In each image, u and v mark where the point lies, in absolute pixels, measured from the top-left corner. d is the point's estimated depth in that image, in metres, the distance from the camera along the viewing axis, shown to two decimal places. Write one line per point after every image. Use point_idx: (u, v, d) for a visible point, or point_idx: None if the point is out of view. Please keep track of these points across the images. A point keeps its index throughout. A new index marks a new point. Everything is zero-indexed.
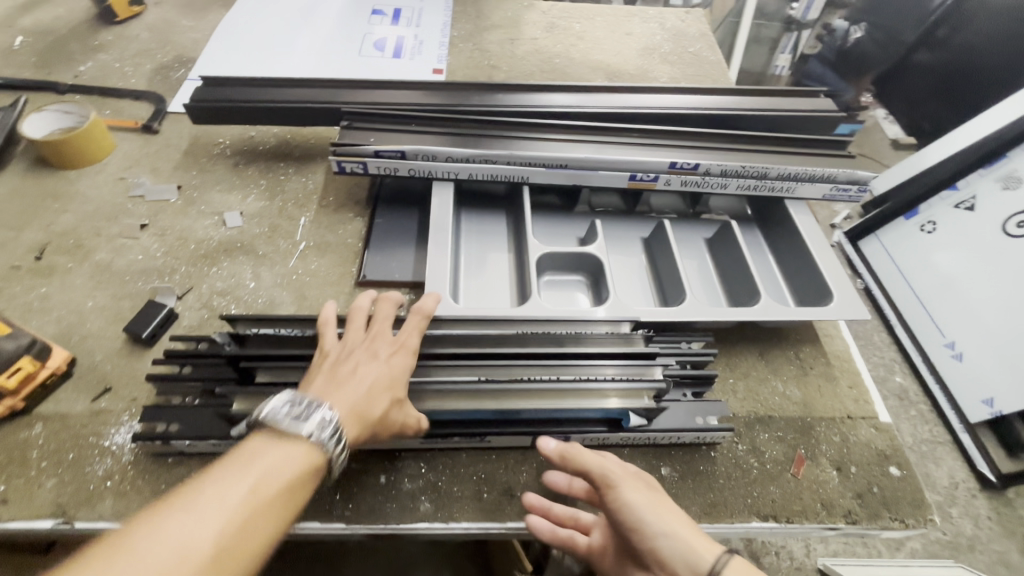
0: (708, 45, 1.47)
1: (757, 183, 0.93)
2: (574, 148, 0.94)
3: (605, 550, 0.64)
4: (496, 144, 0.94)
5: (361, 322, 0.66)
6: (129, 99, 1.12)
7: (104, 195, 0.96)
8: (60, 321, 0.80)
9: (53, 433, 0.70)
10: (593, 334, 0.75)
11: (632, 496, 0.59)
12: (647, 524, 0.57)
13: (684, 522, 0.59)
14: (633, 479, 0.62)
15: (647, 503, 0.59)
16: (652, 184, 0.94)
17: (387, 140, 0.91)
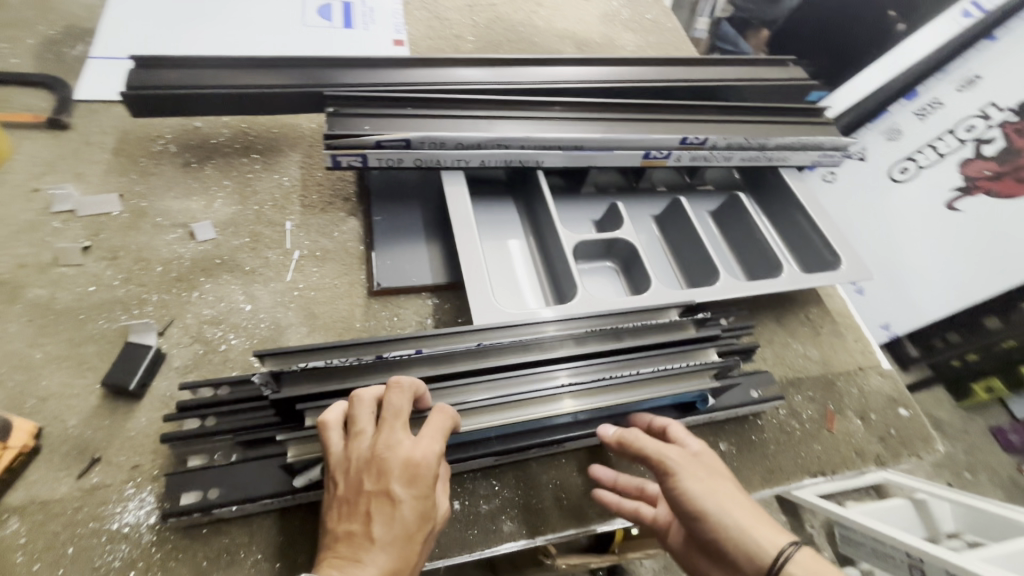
0: (663, 12, 1.46)
1: (757, 154, 0.96)
2: (585, 127, 0.90)
3: (673, 525, 0.60)
4: (504, 128, 0.87)
5: (368, 428, 0.52)
6: (18, 86, 0.88)
7: (18, 214, 0.75)
8: (1, 384, 0.63)
9: (37, 526, 0.55)
10: (647, 325, 0.73)
11: (690, 484, 0.55)
12: (711, 513, 0.53)
13: (750, 510, 0.55)
14: (695, 462, 0.58)
15: (707, 490, 0.55)
16: (663, 161, 0.93)
17: (387, 127, 0.81)
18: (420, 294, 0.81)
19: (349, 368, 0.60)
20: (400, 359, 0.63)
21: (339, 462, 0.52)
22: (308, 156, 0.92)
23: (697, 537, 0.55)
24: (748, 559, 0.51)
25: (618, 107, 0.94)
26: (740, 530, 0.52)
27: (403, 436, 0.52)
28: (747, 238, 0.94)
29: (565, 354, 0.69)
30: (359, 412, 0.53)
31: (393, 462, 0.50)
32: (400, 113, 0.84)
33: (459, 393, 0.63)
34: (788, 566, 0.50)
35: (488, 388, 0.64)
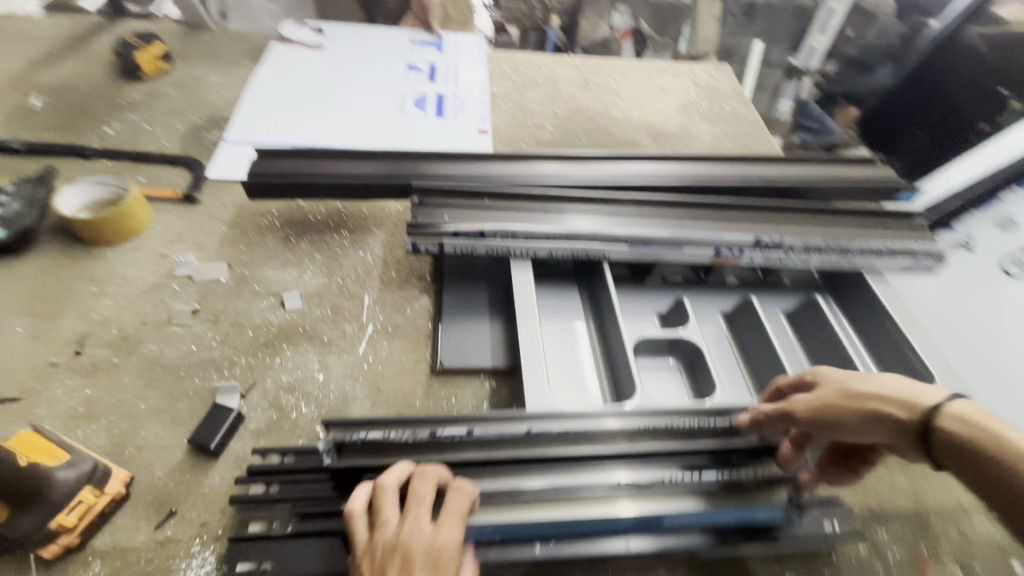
0: (742, 103, 1.48)
1: (839, 257, 0.92)
2: (657, 223, 0.92)
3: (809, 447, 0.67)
4: (573, 222, 0.90)
5: (393, 515, 0.54)
6: (164, 164, 1.05)
7: (145, 276, 0.87)
8: (109, 430, 0.71)
9: (115, 572, 0.60)
10: (706, 428, 0.71)
11: (843, 396, 0.61)
12: (873, 410, 0.59)
13: (901, 382, 0.61)
14: (835, 373, 0.64)
15: (859, 390, 0.60)
16: (734, 259, 0.91)
17: (463, 218, 0.88)
18: (478, 376, 0.83)
19: (407, 443, 0.62)
20: (449, 440, 0.64)
21: (364, 553, 0.52)
22: (392, 235, 1.00)
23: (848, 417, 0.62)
24: (925, 431, 0.56)
25: (692, 202, 0.95)
26: (904, 412, 0.58)
27: (425, 524, 0.53)
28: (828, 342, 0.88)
29: (623, 452, 0.67)
30: (385, 499, 0.54)
31: (416, 552, 0.51)
32: (478, 205, 0.90)
33: (507, 478, 0.64)
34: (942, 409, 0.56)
35: (538, 474, 0.65)
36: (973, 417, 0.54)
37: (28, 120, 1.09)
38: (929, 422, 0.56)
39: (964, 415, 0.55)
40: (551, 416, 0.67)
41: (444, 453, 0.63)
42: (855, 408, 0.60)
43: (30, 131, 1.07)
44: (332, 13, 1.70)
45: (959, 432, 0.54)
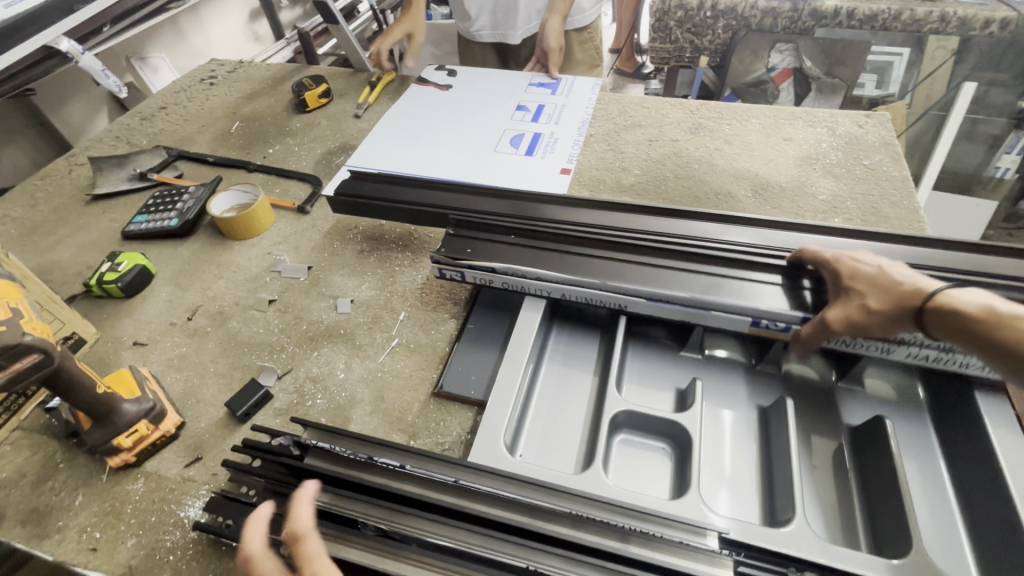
0: (891, 159, 1.23)
1: (938, 355, 0.73)
2: (692, 281, 0.83)
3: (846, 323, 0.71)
4: (593, 271, 0.87)
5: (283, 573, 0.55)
6: (296, 180, 1.30)
7: (252, 267, 1.10)
8: (186, 381, 0.91)
9: (148, 491, 0.78)
10: (666, 537, 0.59)
11: (868, 305, 0.71)
12: (893, 311, 0.70)
13: (906, 280, 0.72)
14: (856, 281, 0.74)
15: (879, 298, 0.71)
16: (782, 333, 0.79)
17: (483, 254, 0.93)
18: (470, 407, 0.85)
19: (349, 458, 0.66)
20: (386, 467, 0.66)
21: None
22: None
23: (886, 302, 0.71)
24: (934, 320, 0.67)
25: (739, 260, 0.86)
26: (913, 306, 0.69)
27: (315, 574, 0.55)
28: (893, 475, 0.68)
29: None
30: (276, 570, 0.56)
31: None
32: (505, 243, 0.94)
33: (422, 527, 0.62)
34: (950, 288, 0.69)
35: (453, 532, 0.62)
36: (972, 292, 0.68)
37: (225, 140, 1.45)
38: (938, 311, 0.67)
39: (959, 301, 0.67)
40: (490, 474, 0.64)
41: (377, 479, 0.65)
42: (878, 314, 0.70)
43: (223, 148, 1.43)
44: (473, 58, 1.90)
45: (960, 316, 0.66)
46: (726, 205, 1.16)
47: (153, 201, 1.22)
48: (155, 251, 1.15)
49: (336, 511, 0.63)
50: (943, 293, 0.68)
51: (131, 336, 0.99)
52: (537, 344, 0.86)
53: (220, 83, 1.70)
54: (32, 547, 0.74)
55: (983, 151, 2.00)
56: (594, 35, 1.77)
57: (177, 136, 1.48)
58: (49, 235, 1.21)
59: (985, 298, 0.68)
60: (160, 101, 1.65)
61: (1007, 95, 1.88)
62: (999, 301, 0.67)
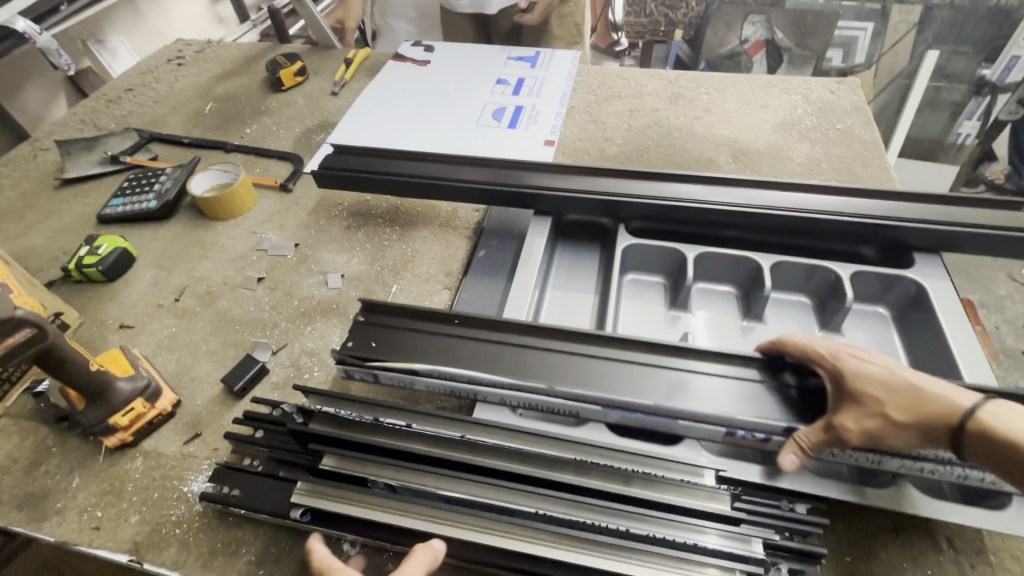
0: (862, 122, 1.27)
1: (936, 467, 0.61)
2: (644, 377, 0.70)
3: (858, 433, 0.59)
4: (542, 369, 0.72)
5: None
6: (277, 159, 1.28)
7: (238, 247, 1.08)
8: (178, 361, 0.90)
9: (148, 469, 0.77)
10: (668, 478, 0.62)
11: (889, 416, 0.60)
12: (918, 425, 0.59)
13: (925, 390, 0.60)
14: (873, 392, 0.61)
15: (899, 409, 0.60)
16: (760, 442, 0.66)
17: (392, 351, 0.76)
18: None
19: (355, 423, 0.67)
20: (391, 428, 0.66)
21: None
22: (437, 232, 1.09)
23: (910, 416, 0.59)
24: (969, 441, 0.56)
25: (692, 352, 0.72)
26: (942, 424, 0.58)
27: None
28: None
29: (712, 511, 0.60)
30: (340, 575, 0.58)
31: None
32: (436, 330, 0.78)
33: (431, 482, 0.64)
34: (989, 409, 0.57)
35: (462, 485, 0.64)
36: (1007, 410, 0.57)
37: (199, 121, 1.41)
38: (970, 429, 0.56)
39: (997, 419, 0.56)
40: (495, 429, 0.66)
41: (382, 439, 0.65)
42: (902, 428, 0.59)
43: (198, 129, 1.39)
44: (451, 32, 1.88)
45: (997, 438, 0.55)
46: (707, 169, 1.19)
47: (129, 184, 1.19)
48: (134, 235, 1.12)
49: (345, 473, 0.65)
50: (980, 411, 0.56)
51: (116, 319, 0.97)
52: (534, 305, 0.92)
53: (188, 63, 1.65)
54: (31, 531, 0.73)
55: (945, 118, 2.05)
56: (574, 9, 1.71)
57: (148, 118, 1.43)
58: (17, 222, 1.16)
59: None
60: (126, 83, 1.58)
61: (969, 62, 1.93)
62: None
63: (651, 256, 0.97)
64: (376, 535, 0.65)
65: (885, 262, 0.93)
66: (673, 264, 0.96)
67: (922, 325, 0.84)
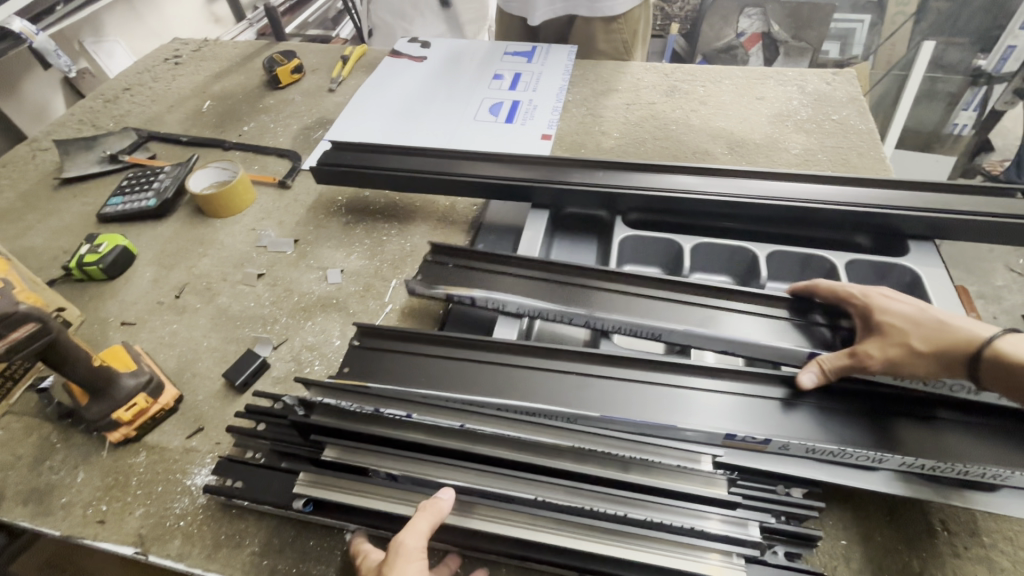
0: (858, 113, 1.28)
1: (936, 464, 0.61)
2: (683, 312, 0.77)
3: (881, 359, 0.64)
4: (531, 388, 0.71)
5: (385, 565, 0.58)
6: (275, 156, 1.29)
7: (237, 244, 1.09)
8: (179, 357, 0.91)
9: (152, 463, 0.78)
10: (664, 464, 0.62)
11: (913, 345, 0.63)
12: (938, 355, 0.63)
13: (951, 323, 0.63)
14: (903, 325, 0.65)
15: (922, 340, 0.64)
16: (760, 445, 0.65)
17: (455, 278, 0.86)
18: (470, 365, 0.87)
19: (355, 413, 0.67)
20: (392, 418, 0.67)
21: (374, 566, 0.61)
22: (436, 227, 1.09)
23: (933, 347, 0.63)
24: (987, 367, 0.60)
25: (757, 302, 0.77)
26: (965, 355, 0.62)
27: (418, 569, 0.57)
28: (898, 433, 0.63)
29: (710, 496, 0.60)
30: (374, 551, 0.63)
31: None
32: (501, 268, 0.86)
33: (432, 470, 0.65)
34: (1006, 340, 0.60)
35: (461, 474, 0.65)
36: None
37: (197, 120, 1.42)
38: (987, 356, 0.60)
39: (1015, 347, 0.59)
40: (495, 418, 0.67)
41: (383, 429, 0.66)
42: (924, 358, 0.63)
43: (195, 127, 1.39)
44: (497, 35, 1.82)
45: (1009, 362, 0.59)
46: (703, 161, 1.20)
47: (127, 183, 1.19)
48: (133, 233, 1.12)
49: (347, 463, 0.66)
50: (1005, 344, 0.59)
51: (118, 316, 0.97)
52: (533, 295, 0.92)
53: (185, 62, 1.65)
54: (36, 524, 0.73)
55: (942, 109, 2.04)
56: (621, 25, 1.61)
57: (145, 118, 1.44)
58: (18, 222, 1.17)
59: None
60: (123, 82, 1.59)
61: (965, 53, 1.93)
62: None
63: (647, 248, 0.98)
64: (375, 524, 0.66)
65: (881, 251, 0.94)
66: (670, 255, 0.97)
67: None
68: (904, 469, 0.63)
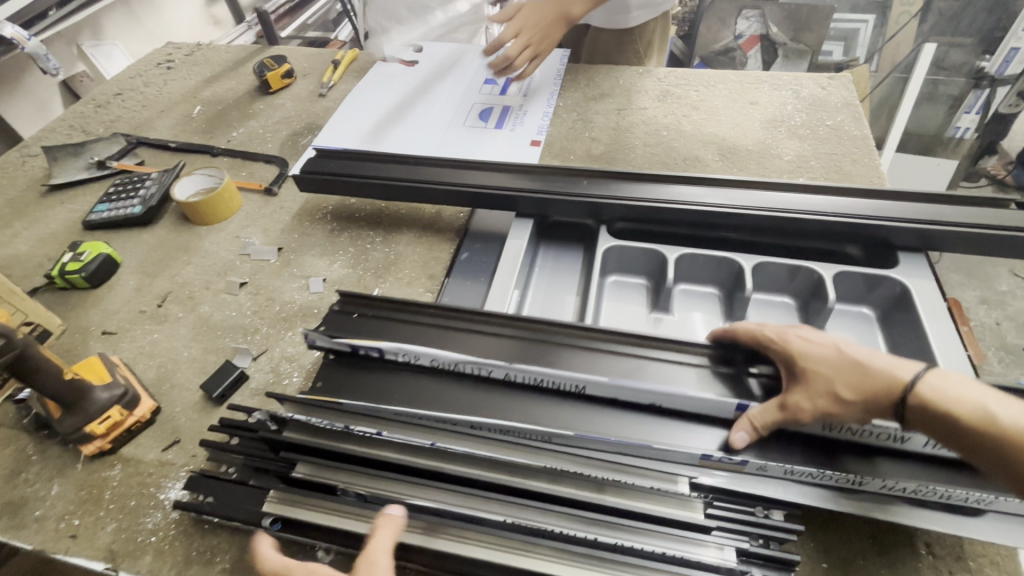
0: (853, 118, 1.26)
1: (916, 488, 0.60)
2: (623, 365, 0.72)
3: (811, 414, 0.61)
4: (505, 408, 0.70)
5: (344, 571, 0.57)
6: (262, 163, 1.28)
7: (221, 252, 1.08)
8: (158, 367, 0.90)
9: (126, 476, 0.77)
10: (638, 485, 0.61)
11: (839, 395, 0.61)
12: (865, 401, 0.60)
13: (875, 367, 0.61)
14: (826, 371, 0.62)
15: (848, 387, 0.61)
16: (737, 466, 0.64)
17: (361, 329, 0.79)
18: None
19: (326, 430, 0.66)
20: (361, 435, 0.66)
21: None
22: (421, 235, 1.08)
23: (859, 393, 0.61)
24: (912, 410, 0.59)
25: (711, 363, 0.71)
26: (892, 399, 0.60)
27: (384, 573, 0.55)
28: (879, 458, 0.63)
29: (689, 520, 0.59)
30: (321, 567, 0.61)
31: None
32: (414, 322, 0.80)
33: (404, 491, 0.64)
34: (925, 381, 0.59)
35: (431, 493, 0.64)
36: (946, 383, 0.59)
37: (187, 125, 1.41)
38: (911, 400, 0.58)
39: (938, 391, 0.58)
40: (467, 436, 0.67)
41: (351, 446, 0.65)
42: (851, 405, 0.61)
43: (184, 133, 1.39)
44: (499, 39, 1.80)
45: (935, 411, 0.57)
46: (695, 168, 1.18)
47: (114, 190, 1.19)
48: (119, 241, 1.12)
49: (317, 482, 0.65)
50: (928, 388, 0.58)
51: (99, 326, 0.97)
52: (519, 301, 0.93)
53: (177, 67, 1.65)
54: (9, 538, 0.73)
55: (945, 111, 1.99)
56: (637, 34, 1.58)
57: (135, 123, 1.44)
58: (4, 229, 1.17)
59: (975, 399, 0.58)
60: (115, 87, 1.59)
61: (966, 55, 1.89)
62: (986, 402, 0.57)
63: (632, 258, 0.96)
64: (342, 543, 0.65)
65: (872, 262, 0.92)
66: (654, 265, 0.95)
67: (906, 327, 0.83)
68: (884, 492, 0.62)
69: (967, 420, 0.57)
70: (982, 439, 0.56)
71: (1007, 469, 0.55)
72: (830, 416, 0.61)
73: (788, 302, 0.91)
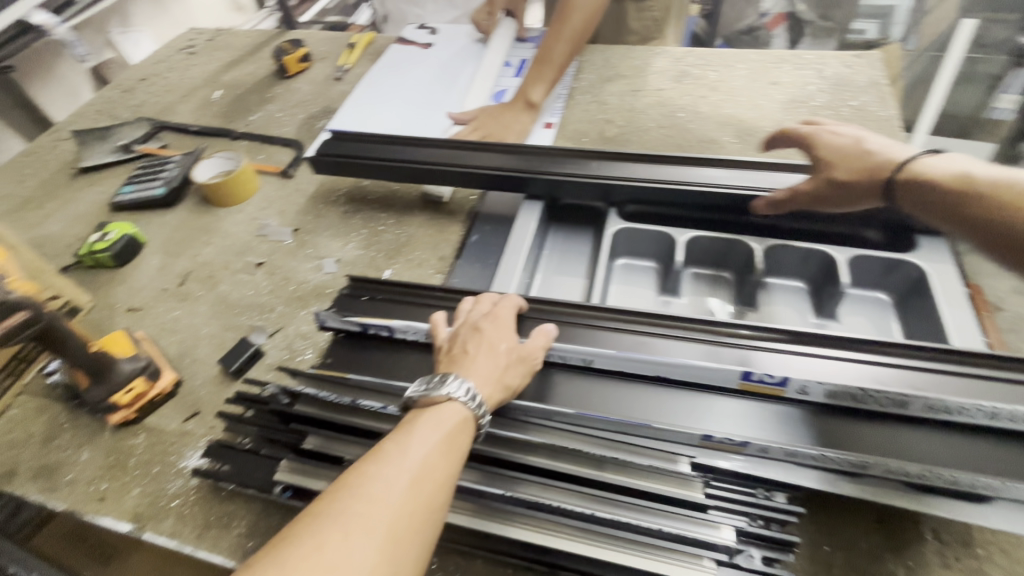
0: (879, 99, 1.21)
1: (922, 473, 0.58)
2: (631, 341, 0.72)
3: (814, 185, 0.83)
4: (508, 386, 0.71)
5: (493, 350, 0.65)
6: (280, 146, 1.30)
7: (240, 233, 1.11)
8: (180, 342, 0.94)
9: (150, 444, 0.81)
10: (636, 463, 0.62)
11: (840, 173, 0.82)
12: (861, 176, 0.81)
13: (878, 150, 0.81)
14: (836, 157, 0.84)
15: (850, 169, 0.82)
16: (739, 447, 0.63)
17: (370, 310, 0.81)
18: None
19: (336, 404, 0.70)
20: (369, 410, 0.69)
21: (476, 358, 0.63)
22: (432, 218, 1.09)
23: (860, 172, 0.81)
24: (901, 185, 0.77)
25: (719, 339, 0.71)
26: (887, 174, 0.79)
27: (487, 381, 0.61)
28: (883, 436, 0.62)
29: (686, 499, 0.59)
30: (471, 345, 0.65)
31: (476, 363, 0.62)
32: (422, 303, 0.81)
33: None
34: (919, 160, 0.76)
35: None
36: (939, 162, 0.75)
37: (207, 110, 1.44)
38: (907, 171, 0.77)
39: (927, 165, 0.75)
40: None
41: (359, 419, 0.68)
42: (849, 183, 0.82)
43: (206, 117, 1.42)
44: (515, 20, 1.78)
45: (921, 176, 0.75)
46: (710, 150, 1.16)
47: (139, 172, 1.23)
48: (143, 221, 1.16)
49: (326, 452, 0.68)
50: (916, 162, 0.76)
51: (125, 302, 1.01)
52: (527, 276, 0.94)
53: (199, 52, 1.68)
54: (43, 499, 0.78)
55: (982, 92, 1.90)
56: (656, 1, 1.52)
57: (159, 108, 1.47)
58: (38, 210, 1.22)
59: (963, 164, 0.73)
60: (139, 73, 1.63)
61: (1008, 31, 1.79)
62: (975, 167, 0.72)
63: (642, 240, 0.96)
64: None
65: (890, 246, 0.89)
66: (664, 248, 0.95)
67: (922, 312, 0.81)
68: (889, 476, 0.60)
69: (950, 182, 0.72)
70: (968, 190, 0.70)
71: (988, 218, 0.67)
72: (831, 189, 0.83)
73: (800, 286, 0.91)
